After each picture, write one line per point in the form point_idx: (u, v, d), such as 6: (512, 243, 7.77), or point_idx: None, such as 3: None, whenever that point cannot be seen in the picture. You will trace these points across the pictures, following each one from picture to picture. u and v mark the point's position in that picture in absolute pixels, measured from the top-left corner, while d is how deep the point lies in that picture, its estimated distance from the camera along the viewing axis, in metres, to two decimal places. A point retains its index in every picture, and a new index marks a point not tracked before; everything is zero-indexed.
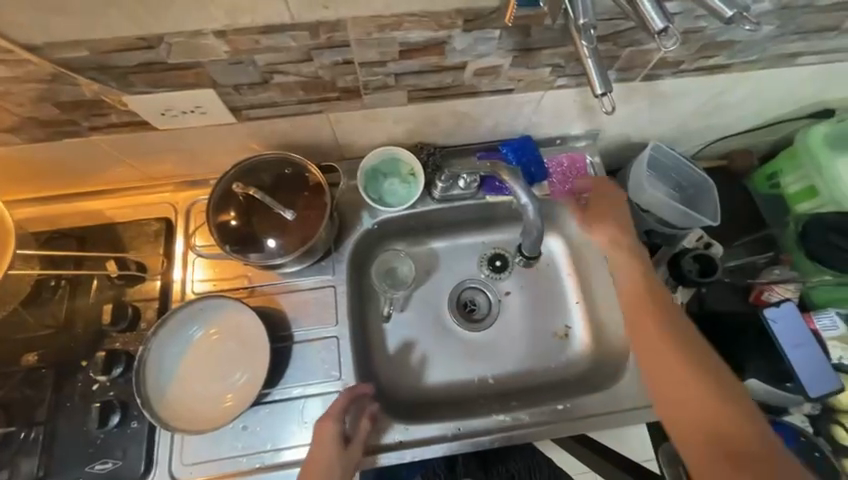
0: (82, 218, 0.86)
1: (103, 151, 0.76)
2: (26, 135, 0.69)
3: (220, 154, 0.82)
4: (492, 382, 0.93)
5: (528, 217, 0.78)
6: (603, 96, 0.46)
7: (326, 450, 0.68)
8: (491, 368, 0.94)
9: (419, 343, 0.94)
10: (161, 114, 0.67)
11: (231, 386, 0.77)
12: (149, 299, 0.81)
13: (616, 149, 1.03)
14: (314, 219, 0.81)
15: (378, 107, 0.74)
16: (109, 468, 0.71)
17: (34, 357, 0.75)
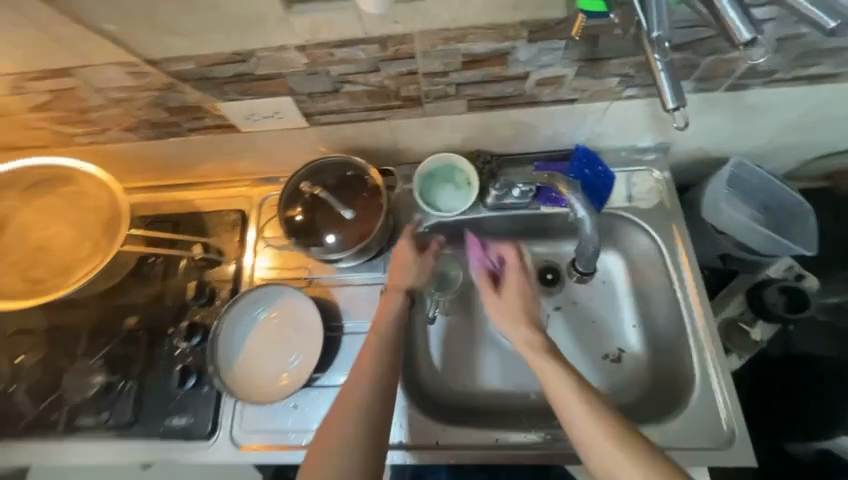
0: (176, 206, 1.00)
1: (198, 149, 0.87)
2: (140, 134, 0.82)
3: (292, 156, 0.90)
4: (533, 398, 0.90)
5: (583, 231, 0.76)
6: (675, 110, 0.48)
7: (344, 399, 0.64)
8: (533, 383, 0.91)
9: (459, 347, 0.95)
10: (246, 118, 0.76)
11: (287, 367, 0.84)
12: (224, 280, 0.92)
13: (690, 164, 0.95)
14: (371, 219, 0.86)
15: (438, 115, 0.77)
16: (183, 424, 0.82)
17: (134, 321, 0.89)
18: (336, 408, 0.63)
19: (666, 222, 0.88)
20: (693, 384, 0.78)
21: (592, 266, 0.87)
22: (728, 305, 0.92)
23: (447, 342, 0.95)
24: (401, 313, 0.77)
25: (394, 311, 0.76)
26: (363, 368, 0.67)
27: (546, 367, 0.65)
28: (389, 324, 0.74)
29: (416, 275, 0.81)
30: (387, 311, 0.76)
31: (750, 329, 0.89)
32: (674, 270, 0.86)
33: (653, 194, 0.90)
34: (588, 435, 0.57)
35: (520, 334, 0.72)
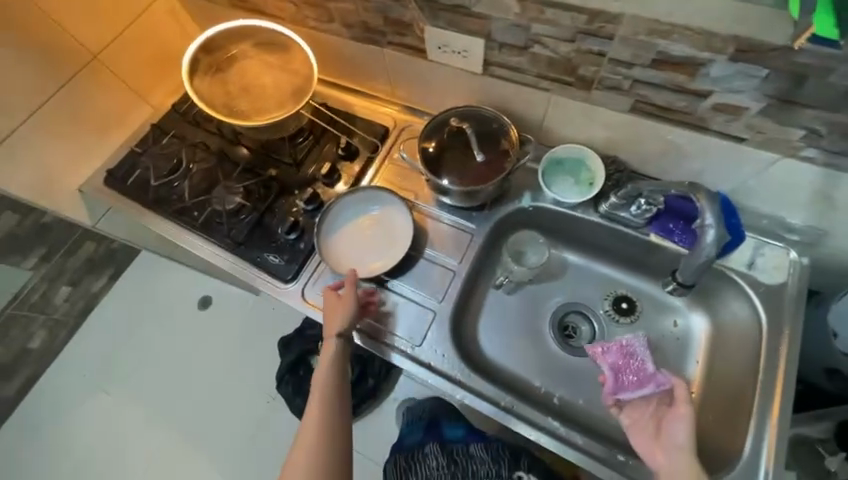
0: (338, 103, 1.17)
1: (383, 62, 1.03)
2: (351, 32, 0.99)
3: (449, 97, 1.02)
4: (556, 402, 0.95)
5: (703, 239, 0.74)
6: None
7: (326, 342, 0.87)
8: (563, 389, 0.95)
9: (508, 322, 1.01)
10: (438, 48, 0.89)
11: (371, 259, 0.97)
12: (349, 173, 1.09)
13: (834, 266, 0.86)
14: (494, 172, 0.94)
15: (601, 105, 0.82)
16: (275, 262, 1.00)
17: (275, 173, 1.10)
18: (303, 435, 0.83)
19: (781, 306, 0.82)
20: (732, 467, 0.76)
21: (692, 280, 0.83)
22: (808, 426, 0.84)
23: (502, 315, 1.02)
24: (342, 356, 0.87)
25: (332, 356, 0.86)
26: (316, 413, 0.84)
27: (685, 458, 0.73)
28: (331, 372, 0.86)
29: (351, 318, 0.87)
30: (325, 357, 0.86)
31: (827, 455, 0.83)
32: (766, 355, 0.80)
33: (780, 272, 0.84)
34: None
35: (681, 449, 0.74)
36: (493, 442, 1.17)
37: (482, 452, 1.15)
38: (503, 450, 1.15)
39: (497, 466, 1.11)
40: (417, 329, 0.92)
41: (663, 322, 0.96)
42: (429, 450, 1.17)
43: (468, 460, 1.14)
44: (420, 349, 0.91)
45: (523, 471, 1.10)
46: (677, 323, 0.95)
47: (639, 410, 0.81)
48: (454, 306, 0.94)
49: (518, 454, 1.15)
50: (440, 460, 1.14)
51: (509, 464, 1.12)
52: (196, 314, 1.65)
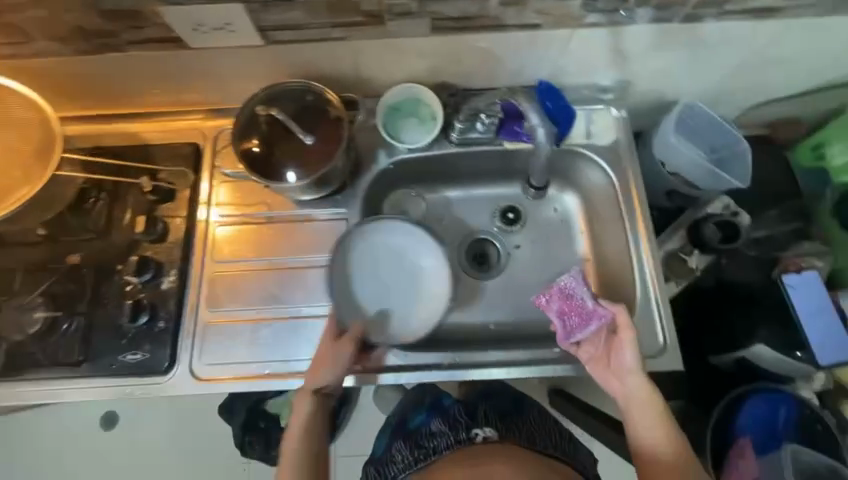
0: (120, 139, 0.91)
1: (141, 69, 0.80)
2: (74, 46, 0.75)
3: (245, 83, 0.86)
4: (493, 329, 0.96)
5: (537, 138, 0.81)
6: None
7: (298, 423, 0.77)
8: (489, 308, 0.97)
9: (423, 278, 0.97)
10: (193, 29, 0.71)
11: (260, 298, 0.88)
12: (175, 217, 0.88)
13: (649, 109, 0.98)
14: (332, 148, 0.82)
15: (402, 36, 0.76)
16: (138, 359, 0.81)
17: (75, 258, 0.84)
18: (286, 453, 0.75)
19: (621, 158, 0.92)
20: (635, 306, 0.86)
21: (543, 180, 0.94)
22: (672, 239, 0.97)
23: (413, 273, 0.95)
24: (346, 369, 0.79)
25: (332, 370, 0.78)
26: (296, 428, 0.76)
27: (635, 371, 0.75)
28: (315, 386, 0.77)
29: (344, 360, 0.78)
30: (325, 372, 0.78)
31: (688, 258, 0.95)
32: (625, 203, 0.91)
33: (611, 132, 0.93)
34: (645, 440, 0.72)
35: (631, 369, 0.75)
36: (450, 409, 0.89)
37: (440, 425, 0.86)
38: (459, 413, 0.87)
39: (453, 431, 0.83)
40: (332, 340, 0.85)
41: (545, 212, 1.01)
42: (393, 448, 0.88)
43: (428, 438, 0.84)
44: None
45: (484, 426, 0.83)
46: (556, 209, 1.02)
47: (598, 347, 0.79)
48: (363, 297, 0.89)
49: (477, 413, 0.87)
50: (403, 454, 0.85)
51: (466, 423, 0.84)
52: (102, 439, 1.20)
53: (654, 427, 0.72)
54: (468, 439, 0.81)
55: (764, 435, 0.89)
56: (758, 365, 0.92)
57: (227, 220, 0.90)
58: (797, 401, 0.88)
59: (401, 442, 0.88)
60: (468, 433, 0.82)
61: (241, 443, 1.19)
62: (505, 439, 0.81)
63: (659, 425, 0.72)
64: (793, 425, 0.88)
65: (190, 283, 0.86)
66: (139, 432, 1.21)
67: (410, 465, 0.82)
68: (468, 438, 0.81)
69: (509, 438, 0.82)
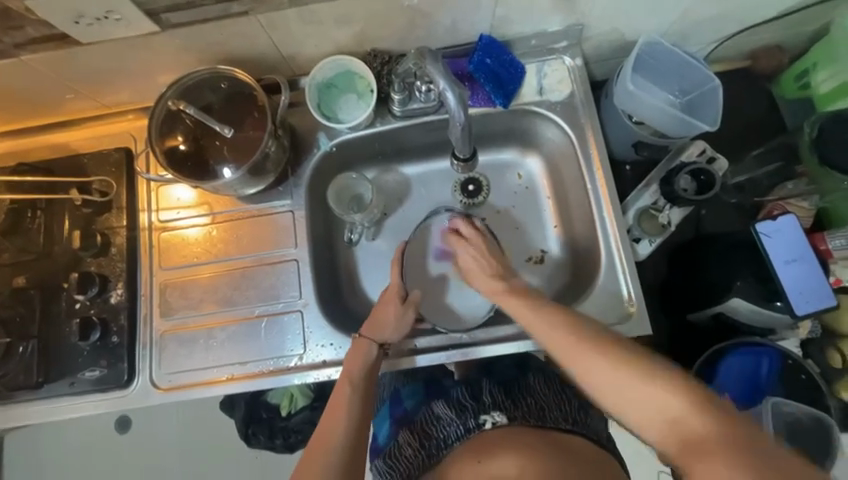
0: (51, 151, 0.87)
1: (42, 74, 0.74)
2: None
3: (159, 75, 0.79)
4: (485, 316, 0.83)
5: (447, 104, 0.71)
6: None
7: (340, 398, 0.70)
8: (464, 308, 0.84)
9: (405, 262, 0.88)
10: (75, 23, 0.65)
11: (219, 301, 0.83)
12: (115, 228, 0.84)
13: (607, 51, 0.90)
14: (258, 139, 0.77)
15: (308, 2, 0.68)
16: (97, 375, 0.80)
17: (23, 280, 0.82)
18: (319, 437, 0.66)
19: (577, 114, 0.85)
20: (599, 272, 0.81)
21: (468, 150, 0.80)
22: (643, 195, 0.90)
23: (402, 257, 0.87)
24: (372, 367, 0.74)
25: (363, 366, 0.73)
26: (341, 418, 0.67)
27: (516, 306, 0.69)
28: (359, 382, 0.72)
29: (396, 331, 0.78)
30: (359, 365, 0.73)
31: (660, 214, 0.89)
32: (584, 162, 0.84)
33: (565, 83, 0.86)
34: (614, 394, 0.55)
35: (491, 290, 0.73)
36: (453, 391, 0.82)
37: (446, 410, 0.78)
38: (464, 396, 0.80)
39: (461, 418, 0.75)
40: (290, 338, 0.81)
41: (510, 180, 0.95)
42: (399, 438, 0.82)
43: (435, 426, 0.78)
44: (308, 353, 0.81)
45: (493, 408, 0.74)
46: (520, 175, 0.95)
47: (479, 264, 0.76)
48: (319, 289, 0.85)
49: (481, 394, 0.79)
50: (412, 446, 0.78)
51: (473, 408, 0.76)
52: (116, 447, 1.21)
53: (610, 367, 0.56)
54: (477, 426, 0.73)
55: (745, 388, 0.85)
56: (738, 319, 0.88)
57: (169, 224, 0.86)
58: (779, 351, 0.85)
59: (406, 430, 0.82)
60: (476, 420, 0.74)
61: (245, 435, 1.16)
62: (515, 419, 0.73)
63: (623, 372, 0.54)
64: (776, 373, 0.85)
65: (140, 293, 0.83)
66: (143, 440, 1.21)
67: (421, 461, 0.75)
68: (477, 425, 0.73)
69: (520, 417, 0.73)
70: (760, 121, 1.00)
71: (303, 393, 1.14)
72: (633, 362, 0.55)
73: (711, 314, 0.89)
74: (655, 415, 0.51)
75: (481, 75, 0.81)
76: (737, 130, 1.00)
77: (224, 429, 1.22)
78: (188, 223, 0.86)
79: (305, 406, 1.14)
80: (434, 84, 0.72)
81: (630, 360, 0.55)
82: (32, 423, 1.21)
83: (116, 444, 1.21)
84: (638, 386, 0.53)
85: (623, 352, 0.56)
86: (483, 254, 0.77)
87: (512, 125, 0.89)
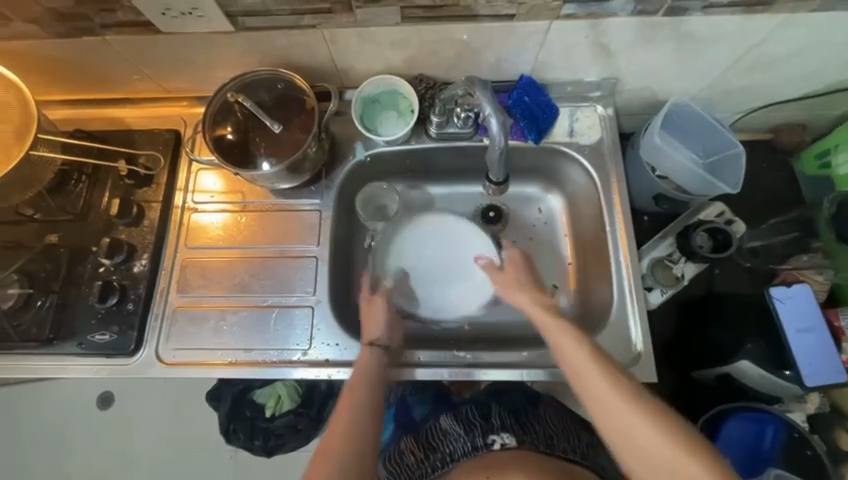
0: (106, 123, 0.93)
1: (118, 53, 0.81)
2: (49, 29, 0.76)
3: (222, 69, 0.85)
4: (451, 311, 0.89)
5: (491, 131, 0.75)
6: None
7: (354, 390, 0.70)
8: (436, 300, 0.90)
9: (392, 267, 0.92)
10: (162, 13, 0.71)
11: (235, 285, 0.85)
12: (152, 202, 0.88)
13: (639, 105, 0.94)
14: (301, 139, 0.82)
15: (371, 25, 0.74)
16: (106, 339, 0.81)
17: (55, 238, 0.86)
18: (331, 436, 0.66)
19: (603, 159, 0.89)
20: (610, 312, 0.82)
21: (502, 174, 0.83)
22: (658, 246, 0.92)
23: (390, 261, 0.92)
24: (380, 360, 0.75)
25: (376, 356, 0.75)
26: (352, 416, 0.67)
27: (575, 355, 0.65)
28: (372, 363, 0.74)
29: (391, 320, 0.80)
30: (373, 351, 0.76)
31: (673, 266, 0.91)
32: (606, 205, 0.87)
33: (595, 129, 0.90)
34: (635, 445, 0.57)
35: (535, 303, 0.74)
36: (462, 408, 0.83)
37: (454, 425, 0.80)
38: (473, 414, 0.80)
39: (469, 435, 0.76)
40: (297, 332, 0.83)
41: (530, 213, 0.98)
42: (402, 445, 0.84)
43: (441, 441, 0.79)
44: (312, 350, 0.82)
45: (502, 430, 0.76)
46: (541, 209, 0.98)
47: (516, 272, 0.80)
48: (333, 289, 0.87)
49: (491, 415, 0.80)
50: (415, 456, 0.80)
51: (482, 427, 0.77)
52: (99, 420, 1.24)
53: (625, 408, 0.59)
54: (485, 445, 0.74)
55: (745, 456, 0.85)
56: (745, 382, 0.88)
57: (200, 207, 0.90)
58: (784, 422, 0.83)
59: (411, 439, 0.83)
60: (484, 439, 0.75)
61: (225, 431, 1.15)
62: (525, 443, 0.74)
63: (641, 423, 0.58)
64: (779, 445, 0.83)
65: (161, 268, 0.86)
66: (133, 417, 1.24)
67: (424, 471, 0.77)
68: (485, 445, 0.74)
69: (529, 442, 0.74)
70: (779, 192, 1.02)
71: (291, 398, 1.13)
72: (651, 409, 0.59)
73: (717, 374, 0.89)
74: (655, 461, 0.56)
75: (518, 111, 0.86)
76: (756, 197, 1.02)
77: (211, 419, 1.23)
78: (218, 209, 0.90)
79: (289, 411, 1.14)
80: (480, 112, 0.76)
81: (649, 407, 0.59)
82: (35, 382, 1.25)
83: (98, 418, 1.23)
84: (668, 446, 0.56)
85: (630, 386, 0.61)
86: (518, 268, 0.80)
87: (539, 161, 0.93)
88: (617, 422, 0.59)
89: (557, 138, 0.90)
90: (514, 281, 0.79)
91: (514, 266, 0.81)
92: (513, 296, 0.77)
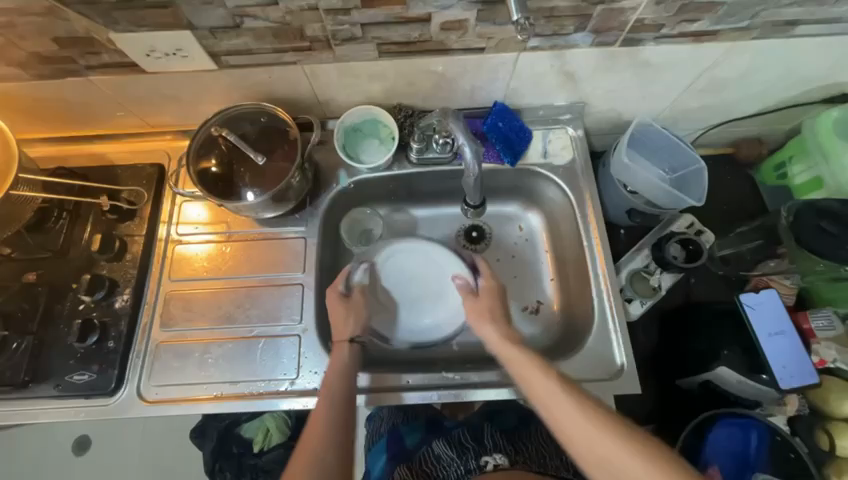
0: (89, 160, 0.93)
1: (102, 92, 0.83)
2: (33, 71, 0.77)
3: (206, 104, 0.88)
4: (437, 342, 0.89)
5: (464, 157, 0.78)
6: None
7: (320, 411, 0.67)
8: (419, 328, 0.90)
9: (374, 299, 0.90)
10: (146, 55, 0.74)
11: (220, 317, 0.85)
12: (135, 236, 0.88)
13: (607, 126, 1.00)
14: (285, 169, 0.84)
15: (350, 60, 0.78)
16: (85, 379, 0.79)
17: (33, 276, 0.84)
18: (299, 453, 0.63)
19: (577, 178, 0.93)
20: (592, 325, 0.84)
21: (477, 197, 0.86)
22: (635, 258, 0.96)
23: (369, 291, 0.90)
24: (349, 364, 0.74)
25: (345, 365, 0.74)
26: (316, 439, 0.64)
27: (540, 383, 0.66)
28: (341, 376, 0.72)
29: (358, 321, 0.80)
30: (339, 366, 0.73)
31: (650, 277, 0.94)
32: (582, 221, 0.91)
33: (568, 150, 0.95)
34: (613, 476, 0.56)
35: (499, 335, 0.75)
36: (454, 432, 0.85)
37: (447, 450, 0.81)
38: (466, 437, 0.82)
39: (462, 458, 0.79)
40: (285, 361, 0.82)
41: (511, 232, 1.01)
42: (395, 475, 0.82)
43: (435, 467, 0.80)
44: (300, 379, 0.81)
45: (495, 451, 0.79)
46: (522, 228, 1.01)
47: (486, 300, 0.81)
48: (320, 315, 0.87)
49: (484, 437, 0.82)
50: None
51: (475, 450, 0.79)
52: (75, 467, 1.17)
53: (599, 436, 0.58)
54: (478, 467, 0.77)
55: (734, 465, 0.86)
56: (726, 390, 0.90)
57: (183, 239, 0.90)
58: (767, 427, 0.85)
59: (404, 467, 0.82)
60: (478, 461, 0.77)
61: (211, 470, 1.10)
62: (517, 463, 0.77)
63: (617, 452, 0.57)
64: (765, 451, 0.85)
65: (144, 302, 0.85)
66: (112, 461, 1.18)
67: None
68: (478, 467, 0.77)
69: (521, 462, 0.78)
70: (743, 202, 1.08)
71: (279, 430, 1.11)
72: (623, 435, 0.58)
73: (699, 382, 0.91)
74: None
75: (494, 135, 0.90)
76: (723, 208, 1.08)
77: (196, 458, 1.18)
78: (202, 240, 0.90)
79: (279, 444, 1.11)
80: (454, 139, 0.80)
81: (623, 434, 0.58)
82: (7, 429, 1.19)
83: (72, 465, 1.17)
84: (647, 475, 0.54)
85: (601, 415, 0.60)
86: (490, 295, 0.81)
87: (517, 182, 0.97)
88: (593, 453, 0.58)
89: (533, 159, 0.94)
90: (484, 312, 0.79)
91: (489, 294, 0.81)
92: (484, 328, 0.77)
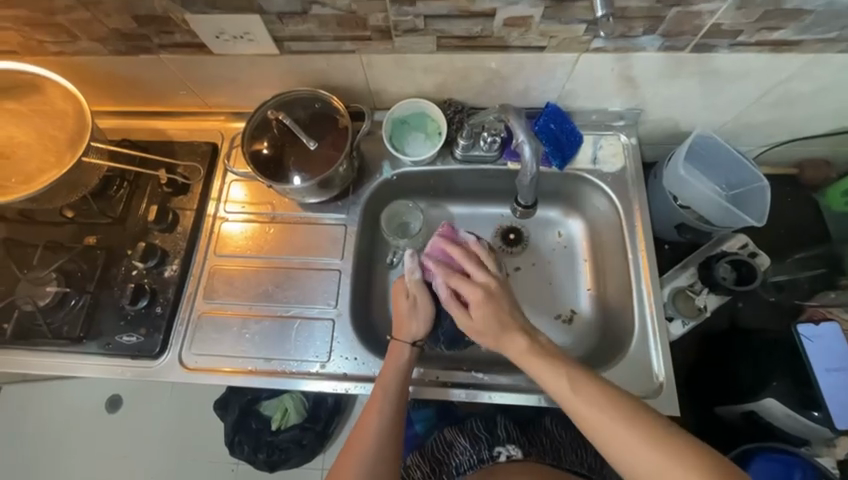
0: (150, 134, 0.98)
1: (170, 70, 0.87)
2: (111, 47, 0.82)
3: (263, 87, 0.91)
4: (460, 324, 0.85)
5: (522, 156, 0.78)
6: None
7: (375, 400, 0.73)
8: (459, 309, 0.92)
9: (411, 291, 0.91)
10: (215, 37, 0.77)
11: (259, 294, 0.87)
12: (187, 209, 0.92)
13: (663, 135, 0.96)
14: (334, 156, 0.85)
15: (407, 51, 0.79)
16: (133, 341, 0.83)
17: (94, 240, 0.90)
18: (350, 445, 0.71)
19: (626, 187, 0.90)
20: (630, 340, 0.81)
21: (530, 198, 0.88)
22: (680, 275, 0.92)
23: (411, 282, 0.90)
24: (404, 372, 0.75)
25: (400, 369, 0.75)
26: (370, 426, 0.71)
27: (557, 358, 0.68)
28: (394, 382, 0.74)
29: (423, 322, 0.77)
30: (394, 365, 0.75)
31: (696, 296, 0.90)
32: (628, 231, 0.88)
33: (619, 158, 0.92)
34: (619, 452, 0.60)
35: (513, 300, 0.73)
36: (468, 422, 0.89)
37: (461, 439, 0.86)
38: (479, 428, 0.87)
39: (475, 448, 0.84)
40: (317, 343, 0.84)
41: (550, 237, 0.99)
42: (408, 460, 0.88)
43: (447, 454, 0.86)
44: (331, 362, 0.82)
45: (508, 442, 0.84)
46: (561, 234, 0.99)
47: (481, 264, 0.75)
48: (354, 302, 0.88)
49: (497, 427, 0.87)
50: (423, 470, 0.85)
51: (487, 440, 0.85)
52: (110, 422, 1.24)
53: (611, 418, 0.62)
54: (491, 457, 0.82)
55: None
56: (771, 422, 0.86)
57: (229, 216, 0.93)
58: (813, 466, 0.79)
59: (416, 454, 0.88)
60: (491, 452, 0.83)
61: (229, 442, 1.14)
62: (530, 455, 0.82)
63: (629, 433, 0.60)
64: None
65: (190, 273, 0.89)
66: (144, 420, 1.24)
67: None
68: (491, 457, 0.82)
69: (534, 454, 0.82)
70: (804, 226, 1.01)
71: (297, 410, 1.15)
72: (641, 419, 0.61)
73: (742, 411, 0.88)
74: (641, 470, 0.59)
75: (543, 137, 0.88)
76: (780, 231, 1.02)
77: (218, 427, 1.23)
78: (246, 219, 0.93)
79: (295, 424, 1.14)
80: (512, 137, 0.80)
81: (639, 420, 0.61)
82: (53, 380, 1.27)
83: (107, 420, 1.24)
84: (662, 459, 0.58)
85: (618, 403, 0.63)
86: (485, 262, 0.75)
87: (562, 187, 0.95)
88: (599, 430, 0.62)
89: (581, 164, 0.92)
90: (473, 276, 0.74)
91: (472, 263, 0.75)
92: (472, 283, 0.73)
